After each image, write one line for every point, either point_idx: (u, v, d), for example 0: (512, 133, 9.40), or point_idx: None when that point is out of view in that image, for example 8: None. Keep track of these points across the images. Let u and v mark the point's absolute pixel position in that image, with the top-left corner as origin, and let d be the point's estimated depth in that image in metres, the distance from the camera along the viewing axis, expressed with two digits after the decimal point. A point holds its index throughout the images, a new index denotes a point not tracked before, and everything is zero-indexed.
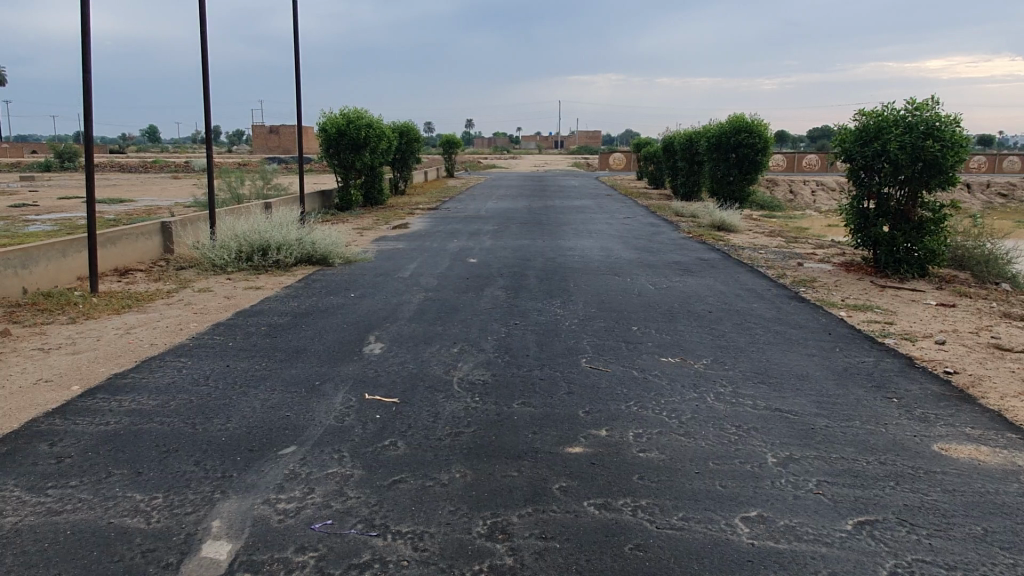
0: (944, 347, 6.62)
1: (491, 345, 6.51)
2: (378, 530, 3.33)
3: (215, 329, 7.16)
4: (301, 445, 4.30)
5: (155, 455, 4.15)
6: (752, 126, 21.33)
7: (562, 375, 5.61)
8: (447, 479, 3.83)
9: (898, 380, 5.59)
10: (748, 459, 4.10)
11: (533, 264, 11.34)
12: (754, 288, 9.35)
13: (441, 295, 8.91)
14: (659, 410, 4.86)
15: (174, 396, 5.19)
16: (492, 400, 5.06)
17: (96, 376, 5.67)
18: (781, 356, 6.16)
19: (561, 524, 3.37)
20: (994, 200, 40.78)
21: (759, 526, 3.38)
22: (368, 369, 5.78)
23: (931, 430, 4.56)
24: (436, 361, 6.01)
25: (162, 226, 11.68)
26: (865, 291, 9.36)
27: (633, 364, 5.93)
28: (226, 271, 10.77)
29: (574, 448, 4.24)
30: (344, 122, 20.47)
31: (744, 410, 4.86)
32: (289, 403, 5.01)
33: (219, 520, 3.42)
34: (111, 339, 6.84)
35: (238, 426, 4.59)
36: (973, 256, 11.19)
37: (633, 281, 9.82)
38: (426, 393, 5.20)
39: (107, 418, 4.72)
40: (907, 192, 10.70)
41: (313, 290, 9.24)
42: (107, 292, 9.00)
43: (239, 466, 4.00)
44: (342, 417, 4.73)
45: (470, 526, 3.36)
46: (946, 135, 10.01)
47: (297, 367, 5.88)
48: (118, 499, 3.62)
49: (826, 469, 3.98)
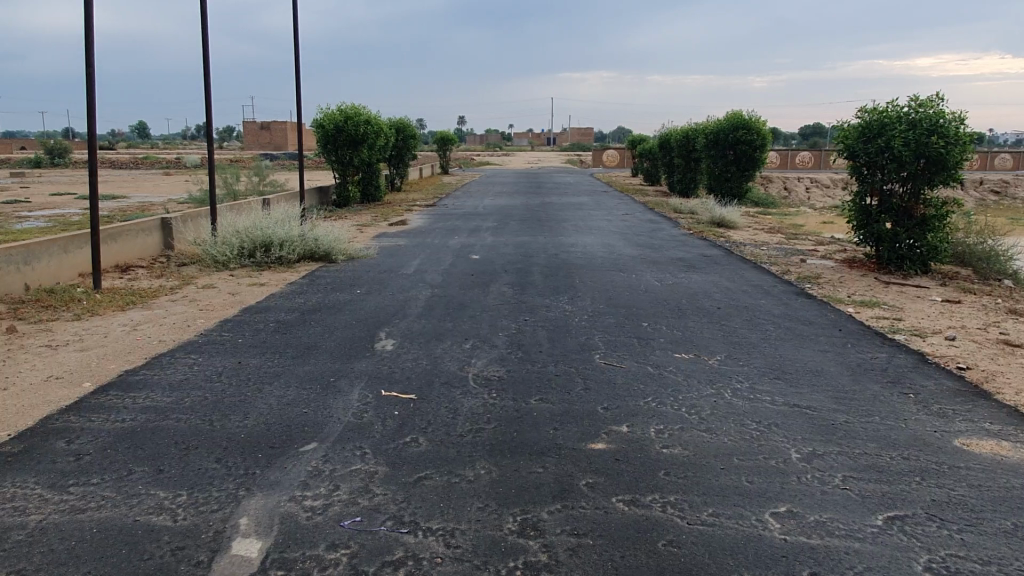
0: (955, 343, 6.66)
1: (503, 341, 6.49)
2: (409, 526, 3.31)
3: (223, 326, 7.11)
4: (322, 441, 4.27)
5: (175, 452, 4.11)
6: (750, 122, 21.31)
7: (578, 372, 5.59)
8: (473, 476, 3.81)
9: (912, 375, 5.61)
10: (773, 455, 4.10)
11: (537, 260, 11.33)
12: (761, 285, 9.35)
13: (448, 291, 8.87)
14: (678, 406, 4.86)
15: (188, 392, 5.14)
16: (510, 396, 5.03)
17: (108, 372, 5.61)
18: (794, 352, 6.17)
19: (592, 520, 3.36)
20: (987, 196, 41.14)
21: (790, 522, 3.37)
22: (382, 365, 5.75)
23: (951, 425, 4.58)
24: (449, 357, 5.99)
25: (162, 221, 11.60)
26: (870, 287, 9.38)
27: (647, 360, 5.91)
28: (227, 267, 10.70)
29: (597, 444, 4.23)
30: (342, 118, 20.37)
31: (764, 406, 4.86)
32: (306, 400, 4.97)
33: (246, 517, 3.39)
34: (118, 335, 6.78)
35: (256, 422, 4.56)
36: (975, 252, 11.26)
37: (638, 278, 9.79)
38: (443, 389, 5.17)
39: (123, 415, 4.69)
40: (910, 188, 10.73)
41: (318, 287, 9.17)
42: (111, 289, 8.92)
43: (261, 462, 3.97)
44: (360, 414, 4.70)
45: (501, 523, 3.34)
46: (949, 132, 10.06)
47: (309, 363, 5.83)
48: (142, 496, 3.59)
49: (850, 464, 3.98)
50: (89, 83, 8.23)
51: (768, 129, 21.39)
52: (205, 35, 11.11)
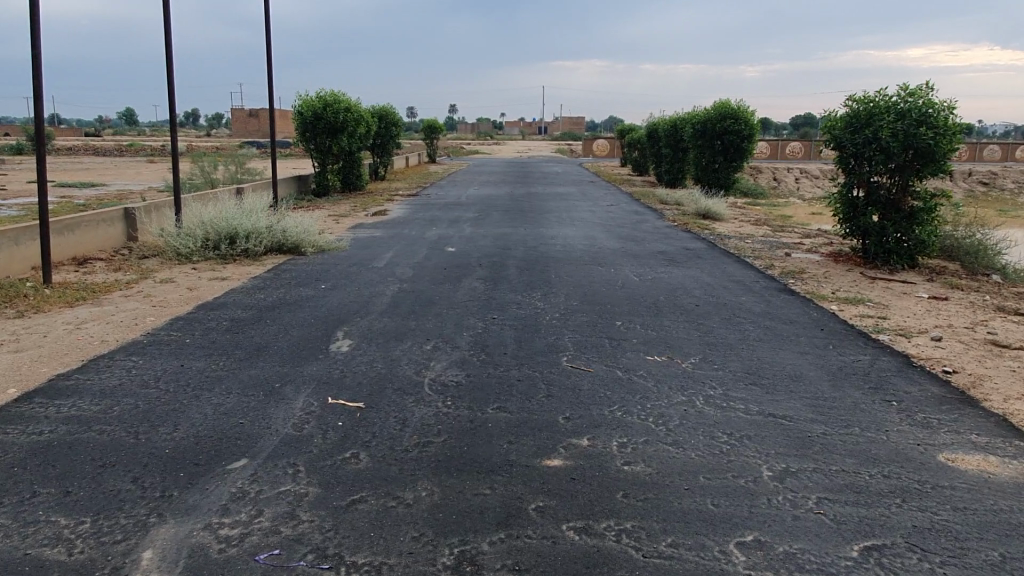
0: (941, 344, 6.35)
1: (467, 342, 6.13)
2: (332, 561, 2.96)
3: (173, 324, 6.71)
4: (253, 457, 3.91)
5: (89, 470, 3.74)
6: (738, 111, 20.89)
7: (541, 376, 5.23)
8: (413, 498, 3.46)
9: (896, 381, 5.30)
10: (743, 473, 3.76)
11: (514, 253, 10.96)
12: (742, 280, 9.03)
13: (417, 286, 8.48)
14: (645, 416, 4.53)
15: (119, 400, 4.76)
16: (465, 405, 4.67)
17: (37, 377, 5.20)
18: (773, 355, 5.85)
19: (537, 553, 3.02)
20: (976, 188, 40.96)
21: (757, 553, 3.05)
22: (334, 369, 5.37)
23: (935, 438, 4.28)
24: (408, 359, 5.63)
25: (125, 212, 11.14)
26: (854, 283, 9.07)
27: (617, 364, 5.56)
28: (191, 260, 10.27)
29: (553, 461, 3.88)
30: (320, 105, 19.87)
31: (736, 416, 4.54)
32: (246, 408, 4.60)
33: (151, 549, 3.04)
34: (59, 335, 6.37)
35: (185, 435, 4.18)
36: (963, 247, 10.99)
37: (617, 273, 9.42)
38: (394, 396, 4.80)
39: (42, 427, 4.30)
40: (897, 180, 10.44)
41: (281, 281, 8.77)
42: (62, 283, 8.50)
43: (181, 483, 3.61)
44: (301, 425, 4.34)
45: (435, 556, 2.99)
46: (938, 122, 9.76)
47: (257, 366, 5.46)
48: (40, 524, 3.22)
49: (826, 485, 3.65)
50: (35, 68, 7.80)
51: (757, 119, 21.00)
52: (166, 18, 10.61)
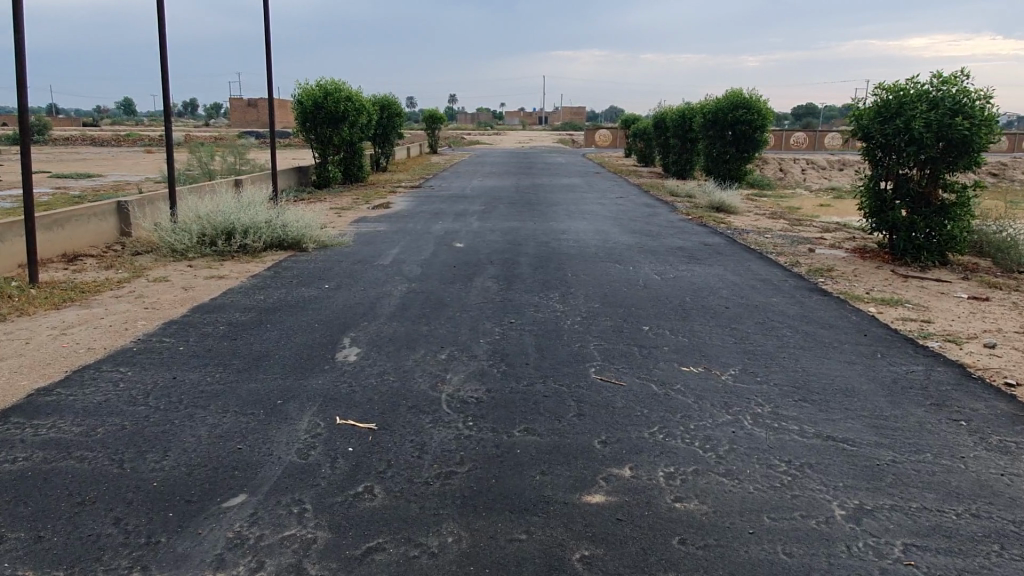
0: (996, 351, 5.87)
1: (484, 350, 5.66)
2: None
3: (167, 329, 6.24)
4: (254, 492, 3.44)
5: (65, 509, 3.27)
6: (751, 101, 20.37)
7: (569, 392, 4.75)
8: (438, 546, 2.99)
9: (958, 396, 4.82)
10: (812, 512, 3.30)
11: (525, 249, 10.47)
12: (769, 279, 8.54)
13: (426, 286, 8.00)
14: (690, 439, 4.05)
15: (104, 420, 4.29)
16: (489, 426, 4.19)
17: (14, 392, 4.73)
18: (819, 365, 5.37)
19: None
20: (984, 178, 40.41)
21: None
22: (341, 382, 4.90)
23: (1019, 465, 3.81)
24: (421, 371, 5.14)
25: (118, 206, 10.64)
26: (886, 282, 8.60)
27: (650, 376, 5.08)
28: (186, 256, 9.78)
29: (594, 497, 3.41)
30: (321, 94, 19.33)
31: (792, 440, 4.06)
32: (245, 431, 4.13)
33: None
34: (44, 342, 5.88)
35: (176, 465, 3.71)
36: (994, 242, 10.49)
37: (635, 271, 8.94)
38: (409, 416, 4.32)
39: (15, 454, 3.82)
40: (928, 173, 9.94)
41: (282, 281, 8.27)
42: (49, 283, 8.00)
43: (171, 526, 3.14)
44: (306, 451, 3.86)
45: None
46: (974, 112, 9.23)
47: (256, 380, 4.97)
48: None
49: (909, 526, 3.19)
50: (19, 56, 7.34)
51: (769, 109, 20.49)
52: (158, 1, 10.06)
